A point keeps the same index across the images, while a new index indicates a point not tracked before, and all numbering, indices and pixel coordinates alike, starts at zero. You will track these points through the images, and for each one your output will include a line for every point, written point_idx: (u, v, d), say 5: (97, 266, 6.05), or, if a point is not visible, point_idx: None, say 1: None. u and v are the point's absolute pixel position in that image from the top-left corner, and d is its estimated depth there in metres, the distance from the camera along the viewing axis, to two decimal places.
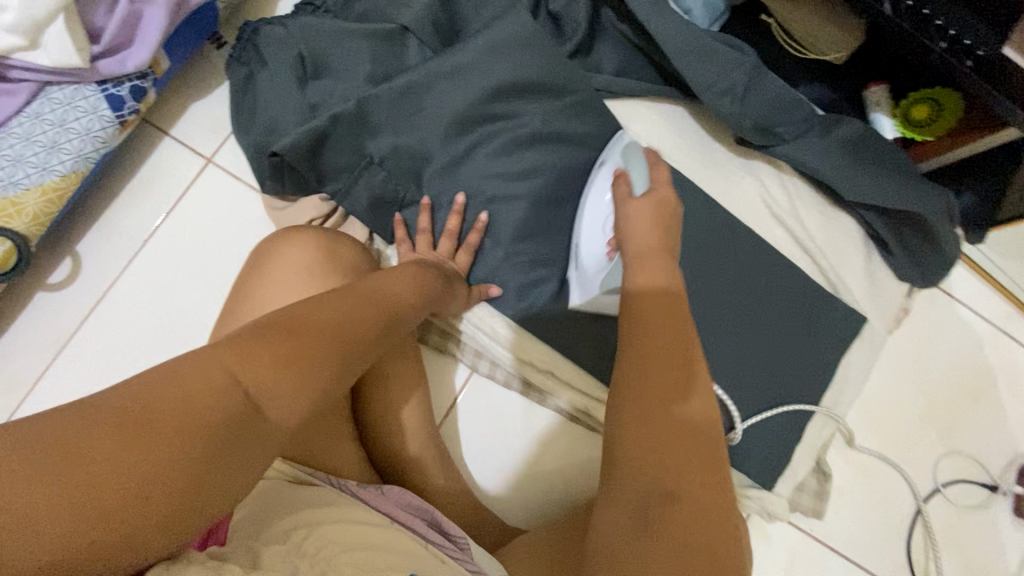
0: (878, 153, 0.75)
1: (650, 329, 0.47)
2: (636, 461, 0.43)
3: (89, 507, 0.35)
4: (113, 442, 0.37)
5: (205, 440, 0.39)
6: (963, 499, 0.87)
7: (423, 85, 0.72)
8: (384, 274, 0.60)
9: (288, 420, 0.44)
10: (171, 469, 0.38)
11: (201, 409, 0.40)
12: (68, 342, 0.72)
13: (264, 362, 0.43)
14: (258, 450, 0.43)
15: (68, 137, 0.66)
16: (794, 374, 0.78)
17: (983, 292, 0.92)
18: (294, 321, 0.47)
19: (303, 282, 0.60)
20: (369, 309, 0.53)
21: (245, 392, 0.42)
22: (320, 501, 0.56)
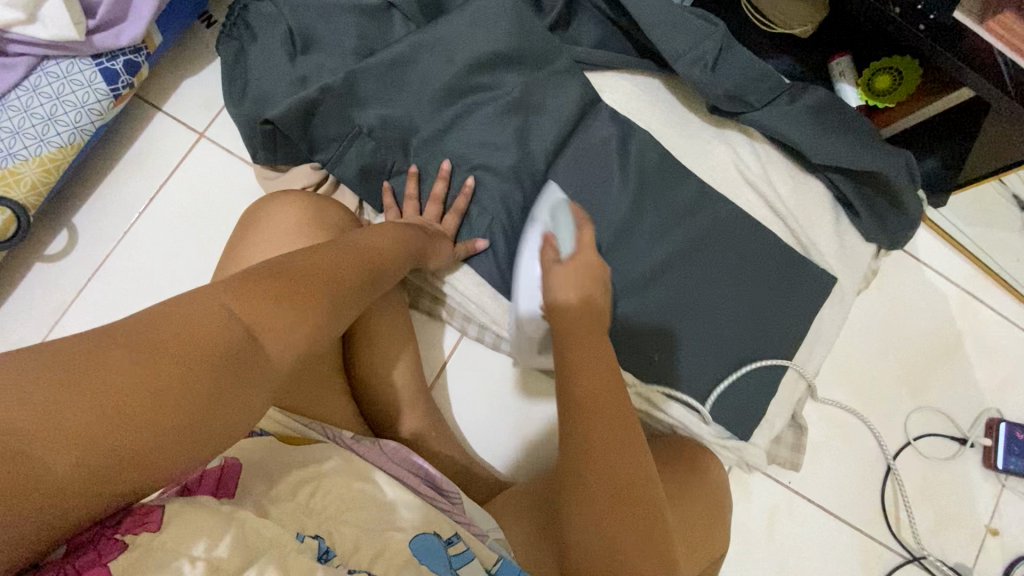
0: (841, 117, 0.80)
1: (582, 363, 0.51)
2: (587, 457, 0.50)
3: (106, 421, 0.38)
4: (126, 363, 0.39)
5: (210, 364, 0.42)
6: (933, 452, 0.91)
7: (409, 57, 0.75)
8: (367, 231, 0.62)
9: (284, 355, 0.47)
10: (182, 389, 0.40)
11: (208, 336, 0.42)
12: (65, 311, 0.74)
13: (260, 298, 0.46)
14: (262, 381, 0.45)
15: (65, 109, 0.68)
16: (767, 330, 0.82)
17: (949, 256, 0.97)
18: (289, 267, 0.50)
19: (293, 242, 0.62)
20: (359, 261, 0.56)
21: (247, 325, 0.45)
22: (317, 457, 0.58)
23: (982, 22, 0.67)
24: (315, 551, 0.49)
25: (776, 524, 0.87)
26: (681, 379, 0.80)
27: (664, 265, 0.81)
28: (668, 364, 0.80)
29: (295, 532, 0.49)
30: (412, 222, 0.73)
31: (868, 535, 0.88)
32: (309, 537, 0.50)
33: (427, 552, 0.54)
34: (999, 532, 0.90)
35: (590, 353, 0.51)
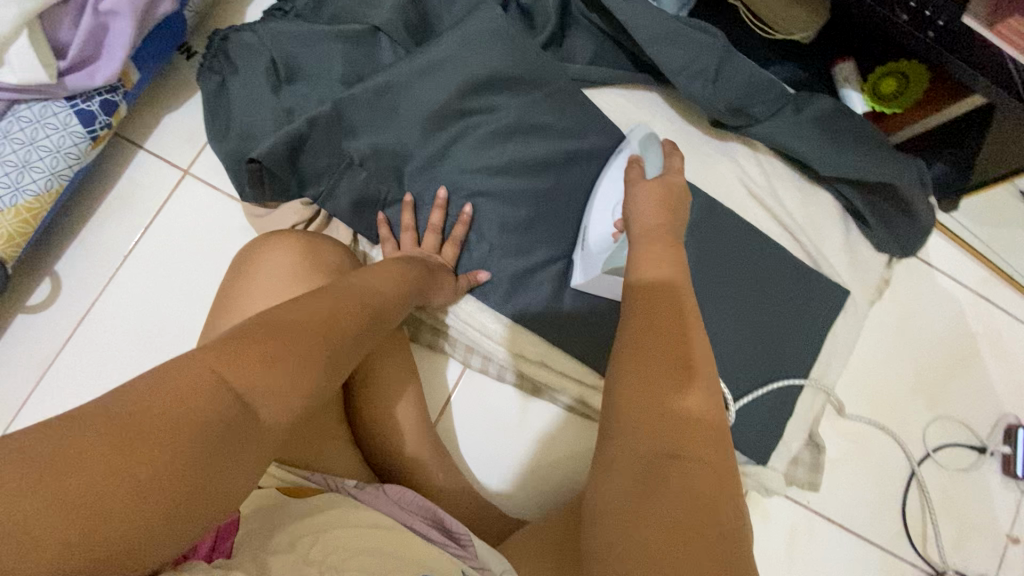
0: (849, 127, 0.77)
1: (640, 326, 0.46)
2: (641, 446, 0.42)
3: (85, 521, 0.34)
4: (104, 455, 0.36)
5: (202, 445, 0.39)
6: (953, 462, 0.89)
7: (398, 84, 0.72)
8: (367, 271, 0.60)
9: (279, 422, 0.44)
10: (168, 476, 0.37)
11: (193, 413, 0.39)
12: (52, 363, 0.71)
13: (253, 364, 0.43)
14: (255, 450, 0.43)
15: (40, 155, 0.65)
16: (781, 349, 0.79)
17: (961, 259, 0.95)
18: (279, 321, 0.46)
19: (285, 287, 0.59)
20: (355, 306, 0.53)
21: (236, 394, 0.41)
22: (323, 508, 0.56)
23: (992, 26, 0.62)
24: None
25: (797, 545, 0.84)
26: None
27: None
28: None
29: None
30: (413, 255, 0.70)
31: (891, 552, 0.86)
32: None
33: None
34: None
35: (654, 313, 0.46)
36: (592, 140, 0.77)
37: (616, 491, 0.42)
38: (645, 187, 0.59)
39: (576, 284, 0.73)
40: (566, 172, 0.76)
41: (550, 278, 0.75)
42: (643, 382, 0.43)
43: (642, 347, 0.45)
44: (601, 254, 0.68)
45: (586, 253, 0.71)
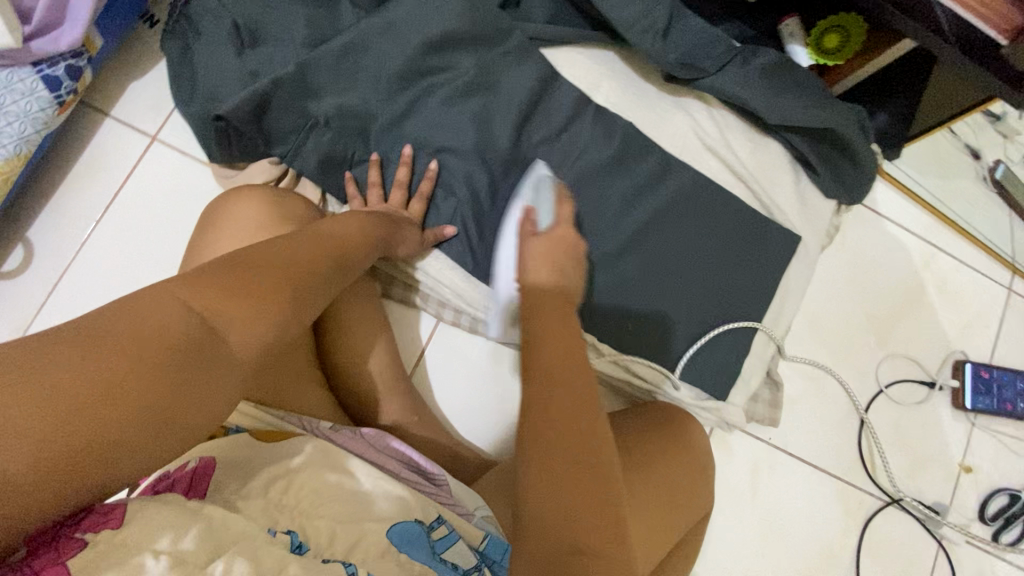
0: (793, 77, 0.80)
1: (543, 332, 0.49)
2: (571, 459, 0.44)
3: (56, 424, 0.36)
4: (75, 363, 0.38)
5: (169, 356, 0.41)
6: (906, 398, 0.94)
7: (360, 44, 0.74)
8: (330, 220, 0.62)
9: (246, 346, 0.46)
10: (137, 387, 0.39)
11: (161, 331, 0.41)
12: (28, 328, 0.72)
13: (216, 293, 0.46)
14: (223, 374, 0.45)
15: (6, 120, 0.66)
16: (737, 291, 0.83)
17: (907, 207, 1.00)
18: (242, 261, 0.49)
19: (253, 236, 0.61)
20: (319, 251, 0.56)
21: (203, 318, 0.44)
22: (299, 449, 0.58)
23: None
24: (288, 545, 0.48)
25: (760, 479, 0.89)
26: (657, 346, 0.81)
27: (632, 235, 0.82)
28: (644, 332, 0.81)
29: (267, 527, 0.49)
30: (379, 210, 0.73)
31: (849, 483, 0.91)
32: (281, 532, 0.49)
33: (406, 540, 0.55)
34: (973, 469, 0.93)
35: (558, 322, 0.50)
36: (549, 98, 0.81)
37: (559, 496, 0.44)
38: (540, 241, 0.59)
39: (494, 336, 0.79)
40: (526, 128, 0.80)
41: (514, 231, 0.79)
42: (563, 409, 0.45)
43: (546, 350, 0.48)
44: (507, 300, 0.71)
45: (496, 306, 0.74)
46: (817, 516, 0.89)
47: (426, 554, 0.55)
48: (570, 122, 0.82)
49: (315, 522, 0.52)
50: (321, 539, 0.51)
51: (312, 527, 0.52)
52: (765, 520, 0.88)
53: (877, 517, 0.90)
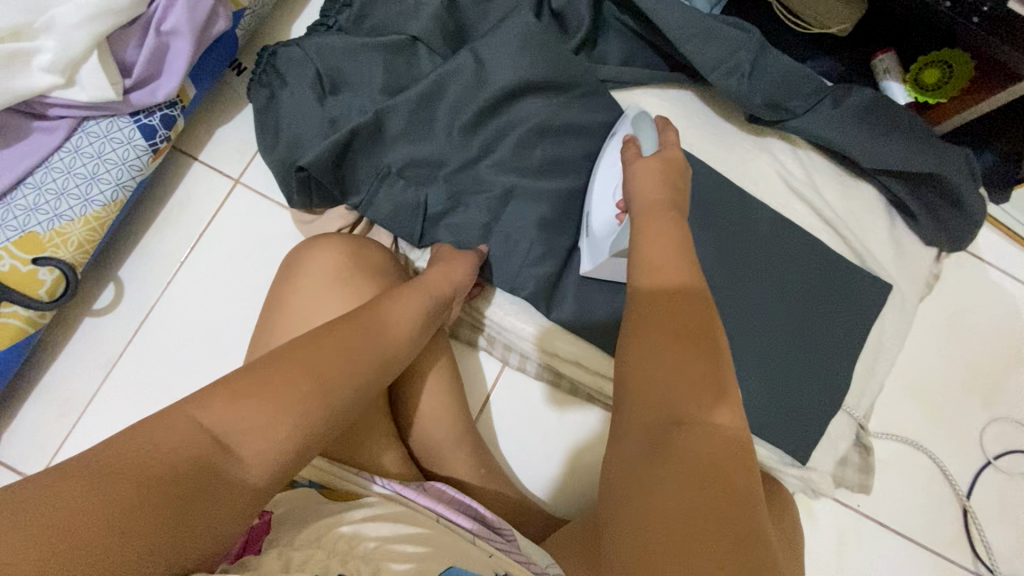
0: (893, 117, 0.75)
1: (653, 297, 0.49)
2: (661, 394, 0.45)
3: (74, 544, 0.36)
4: (137, 483, 0.40)
5: (181, 480, 0.42)
6: (1017, 468, 0.84)
7: (436, 90, 0.75)
8: (390, 303, 0.61)
9: (261, 470, 0.46)
10: (104, 534, 0.37)
11: (196, 451, 0.44)
12: (116, 363, 0.75)
13: (251, 412, 0.46)
14: (228, 491, 0.44)
15: (107, 168, 0.69)
16: (827, 344, 0.78)
17: (1014, 253, 0.91)
18: (263, 359, 0.50)
19: (337, 287, 0.63)
20: (348, 334, 0.55)
21: (211, 437, 0.45)
22: (378, 507, 0.58)
23: None
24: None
25: (846, 550, 0.82)
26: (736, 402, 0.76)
27: (708, 282, 0.77)
28: None
29: (315, 575, 0.48)
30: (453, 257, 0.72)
31: (948, 559, 0.82)
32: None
33: None
34: None
35: (668, 296, 0.49)
36: None
37: (643, 435, 0.45)
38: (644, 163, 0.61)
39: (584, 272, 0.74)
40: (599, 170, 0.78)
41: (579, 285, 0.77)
42: (658, 357, 0.46)
43: (652, 311, 0.48)
44: (608, 236, 0.69)
45: (591, 239, 0.72)
46: None
47: None
48: None
49: (375, 567, 0.51)
50: None
51: (370, 570, 0.50)
52: None
53: None
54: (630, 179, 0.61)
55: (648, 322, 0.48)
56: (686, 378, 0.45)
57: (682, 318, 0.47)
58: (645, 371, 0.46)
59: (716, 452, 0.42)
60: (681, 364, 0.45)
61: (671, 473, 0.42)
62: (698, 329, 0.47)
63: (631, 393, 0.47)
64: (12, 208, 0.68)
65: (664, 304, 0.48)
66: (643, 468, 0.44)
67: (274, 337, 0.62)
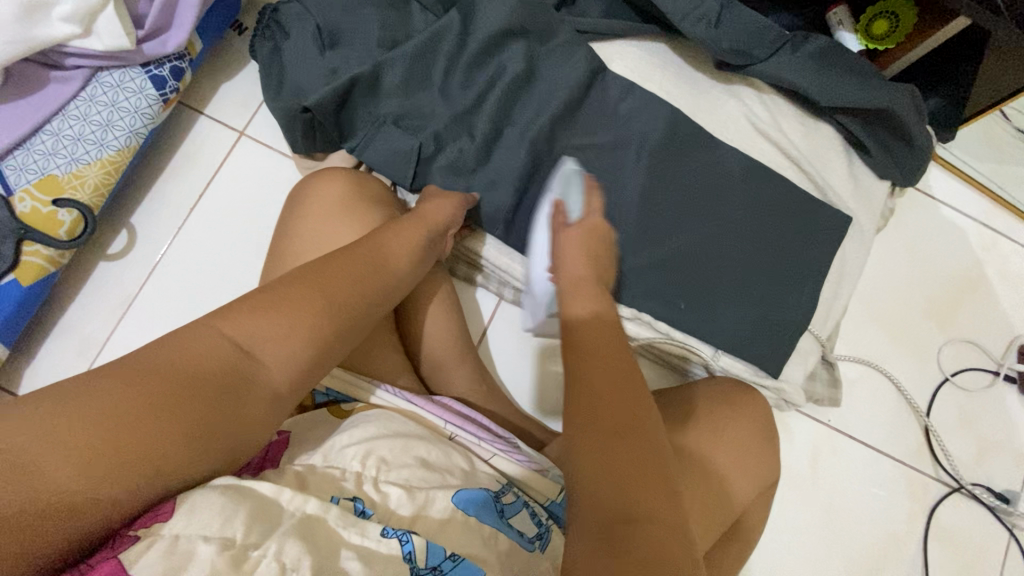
0: (845, 60, 0.82)
1: (592, 372, 0.55)
2: (609, 504, 0.49)
3: (124, 422, 0.43)
4: (176, 381, 0.47)
5: (215, 381, 0.48)
6: (971, 384, 0.92)
7: (429, 43, 0.81)
8: (391, 234, 0.67)
9: (281, 374, 0.52)
10: (143, 419, 0.44)
11: (228, 357, 0.50)
12: (131, 304, 0.79)
13: (268, 329, 0.52)
14: (256, 394, 0.50)
15: (121, 116, 0.74)
16: (794, 269, 0.85)
17: (963, 191, 0.99)
18: (273, 284, 0.55)
19: (341, 216, 0.69)
20: (352, 256, 0.62)
21: (236, 344, 0.51)
22: (389, 422, 0.62)
23: None
24: (351, 511, 0.52)
25: (820, 461, 0.89)
26: (714, 324, 0.83)
27: (685, 216, 0.84)
28: (701, 312, 0.83)
29: (331, 496, 0.52)
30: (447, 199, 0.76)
31: (913, 468, 0.89)
32: (345, 499, 0.53)
33: (474, 505, 0.57)
34: None
35: (607, 382, 0.54)
36: (597, 88, 0.86)
37: (591, 535, 0.49)
38: (575, 231, 0.70)
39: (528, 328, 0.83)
40: (579, 115, 0.85)
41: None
42: (606, 456, 0.51)
43: (591, 392, 0.53)
44: (542, 297, 0.78)
45: (530, 295, 0.81)
46: (880, 499, 0.88)
47: (495, 518, 0.58)
48: (622, 106, 0.86)
49: (387, 491, 0.55)
50: (387, 508, 0.54)
51: (377, 497, 0.54)
52: (825, 503, 0.88)
53: (942, 504, 0.88)
54: (557, 250, 0.70)
55: (591, 419, 0.52)
56: (619, 394, 0.53)
57: (619, 404, 0.53)
58: (593, 465, 0.51)
59: (659, 541, 0.48)
60: (626, 455, 0.51)
61: (626, 557, 0.47)
62: (635, 419, 0.52)
63: (580, 491, 0.51)
64: (31, 153, 0.72)
65: (602, 388, 0.53)
66: (599, 554, 0.47)
67: (287, 260, 0.67)
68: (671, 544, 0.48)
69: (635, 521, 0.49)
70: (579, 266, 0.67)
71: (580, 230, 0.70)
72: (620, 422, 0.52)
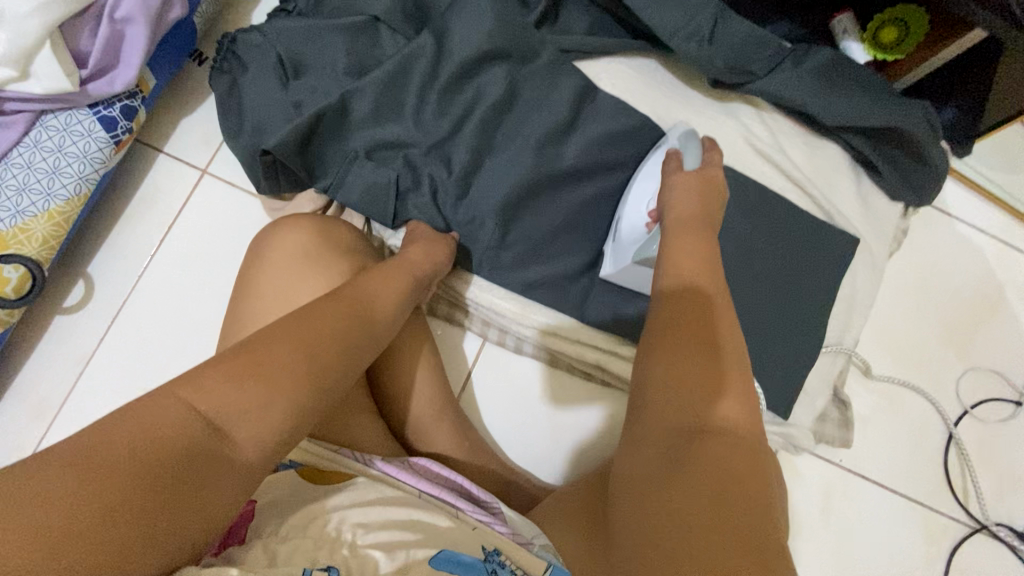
0: (853, 75, 0.76)
1: (667, 313, 0.51)
2: (675, 423, 0.45)
3: (69, 540, 0.34)
4: (130, 477, 0.37)
5: (178, 471, 0.39)
6: (993, 416, 0.86)
7: (401, 69, 0.75)
8: (374, 277, 0.60)
9: (260, 452, 0.43)
10: (95, 533, 0.35)
11: (196, 438, 0.40)
12: (89, 362, 0.74)
13: (248, 399, 0.43)
14: (226, 477, 0.42)
15: (68, 161, 0.68)
16: (799, 300, 0.78)
17: (981, 207, 0.93)
18: (256, 341, 0.46)
19: (303, 266, 0.63)
20: (335, 305, 0.53)
21: (206, 421, 0.41)
22: (363, 489, 0.58)
23: None
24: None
25: (831, 503, 0.83)
26: None
27: None
28: None
29: (301, 568, 0.47)
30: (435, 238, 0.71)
31: (932, 509, 0.84)
32: (318, 571, 0.47)
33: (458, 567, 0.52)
34: None
35: (687, 309, 0.50)
36: (585, 111, 0.79)
37: (653, 452, 0.46)
38: (684, 176, 0.62)
39: (604, 275, 0.75)
40: (568, 141, 0.78)
41: (541, 257, 0.77)
42: (671, 376, 0.47)
43: (670, 320, 0.50)
44: (633, 244, 0.70)
45: (617, 244, 0.73)
46: (896, 543, 0.82)
47: None
48: (615, 129, 0.78)
49: (365, 553, 0.51)
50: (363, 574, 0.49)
51: (354, 560, 0.50)
52: (838, 549, 0.82)
53: (965, 546, 0.83)
54: (665, 196, 0.62)
55: (661, 341, 0.49)
56: (688, 322, 0.50)
57: (688, 325, 0.49)
58: (660, 384, 0.47)
59: (730, 451, 0.43)
60: (698, 366, 0.47)
61: (691, 472, 0.42)
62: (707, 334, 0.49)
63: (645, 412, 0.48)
64: None
65: (685, 324, 0.49)
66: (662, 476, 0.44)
67: (245, 319, 0.61)
68: (743, 457, 0.42)
69: (702, 431, 0.44)
70: (689, 202, 0.59)
71: (695, 176, 0.62)
72: (692, 349, 0.48)
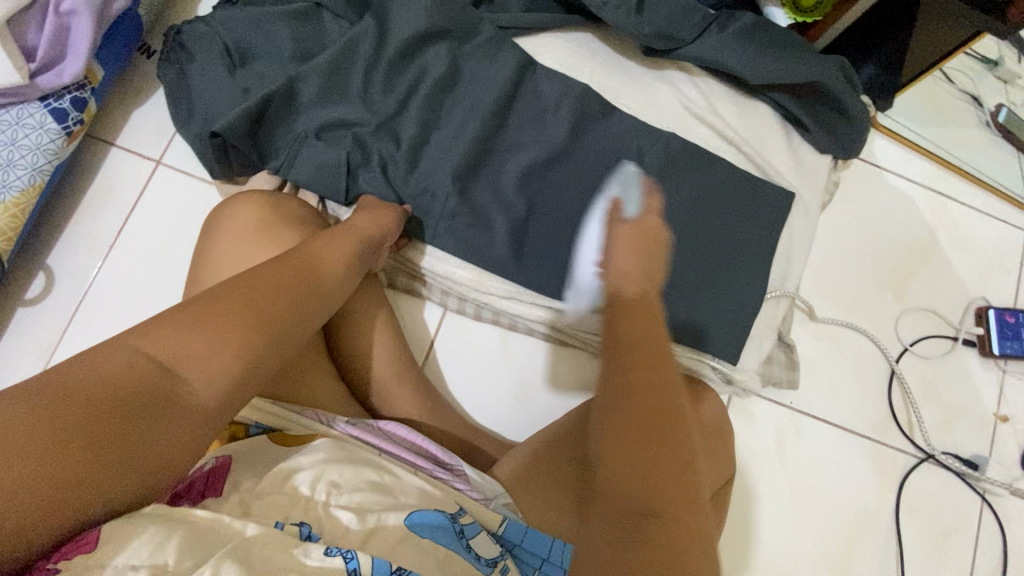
0: (773, 36, 0.81)
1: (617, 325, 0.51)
2: (637, 425, 0.47)
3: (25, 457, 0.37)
4: (85, 405, 0.40)
5: (132, 402, 0.42)
6: (931, 351, 0.91)
7: (345, 52, 0.78)
8: (324, 243, 0.63)
9: (211, 393, 0.46)
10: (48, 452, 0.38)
11: (147, 375, 0.43)
12: (53, 351, 0.75)
13: (194, 344, 0.46)
14: (180, 415, 0.44)
15: (21, 154, 0.70)
16: (740, 251, 0.83)
17: (909, 157, 0.98)
18: (200, 297, 0.49)
19: (257, 237, 0.65)
20: (280, 266, 0.56)
21: (155, 362, 0.44)
22: (330, 446, 0.59)
23: None
24: (297, 536, 0.48)
25: (785, 443, 0.88)
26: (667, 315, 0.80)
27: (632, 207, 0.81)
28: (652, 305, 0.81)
29: (275, 522, 0.48)
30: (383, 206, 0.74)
31: (880, 442, 0.88)
32: (292, 524, 0.49)
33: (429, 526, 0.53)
34: (1010, 419, 0.90)
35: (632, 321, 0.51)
36: (527, 85, 0.83)
37: (621, 455, 0.46)
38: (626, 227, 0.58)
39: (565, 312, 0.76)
40: (511, 114, 0.82)
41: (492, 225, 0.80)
42: (629, 386, 0.48)
43: (623, 331, 0.51)
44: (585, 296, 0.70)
45: (574, 289, 0.73)
46: (849, 476, 0.87)
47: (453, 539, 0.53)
48: (555, 100, 0.83)
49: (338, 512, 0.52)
50: (337, 530, 0.50)
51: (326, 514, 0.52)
52: (794, 485, 0.86)
53: (912, 474, 0.87)
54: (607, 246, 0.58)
55: (620, 355, 0.49)
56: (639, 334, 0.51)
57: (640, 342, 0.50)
58: (621, 390, 0.48)
59: (677, 453, 0.47)
60: (654, 378, 0.49)
61: (653, 473, 0.45)
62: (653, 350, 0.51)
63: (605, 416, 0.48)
64: None
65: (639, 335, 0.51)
66: (630, 476, 0.46)
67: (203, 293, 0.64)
68: (687, 457, 0.47)
69: (656, 433, 0.47)
70: (630, 264, 0.55)
71: (636, 226, 0.58)
72: (642, 360, 0.49)
